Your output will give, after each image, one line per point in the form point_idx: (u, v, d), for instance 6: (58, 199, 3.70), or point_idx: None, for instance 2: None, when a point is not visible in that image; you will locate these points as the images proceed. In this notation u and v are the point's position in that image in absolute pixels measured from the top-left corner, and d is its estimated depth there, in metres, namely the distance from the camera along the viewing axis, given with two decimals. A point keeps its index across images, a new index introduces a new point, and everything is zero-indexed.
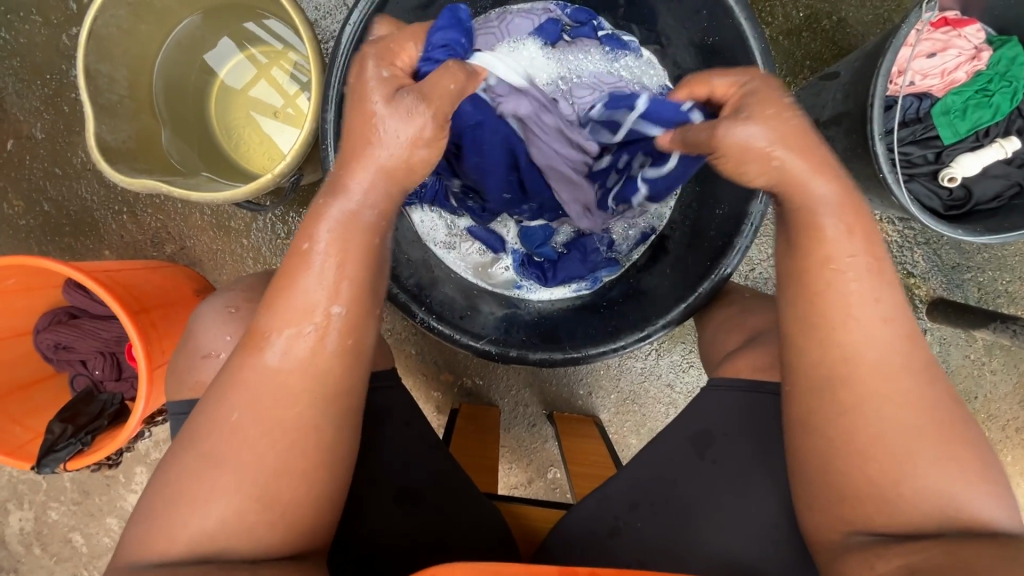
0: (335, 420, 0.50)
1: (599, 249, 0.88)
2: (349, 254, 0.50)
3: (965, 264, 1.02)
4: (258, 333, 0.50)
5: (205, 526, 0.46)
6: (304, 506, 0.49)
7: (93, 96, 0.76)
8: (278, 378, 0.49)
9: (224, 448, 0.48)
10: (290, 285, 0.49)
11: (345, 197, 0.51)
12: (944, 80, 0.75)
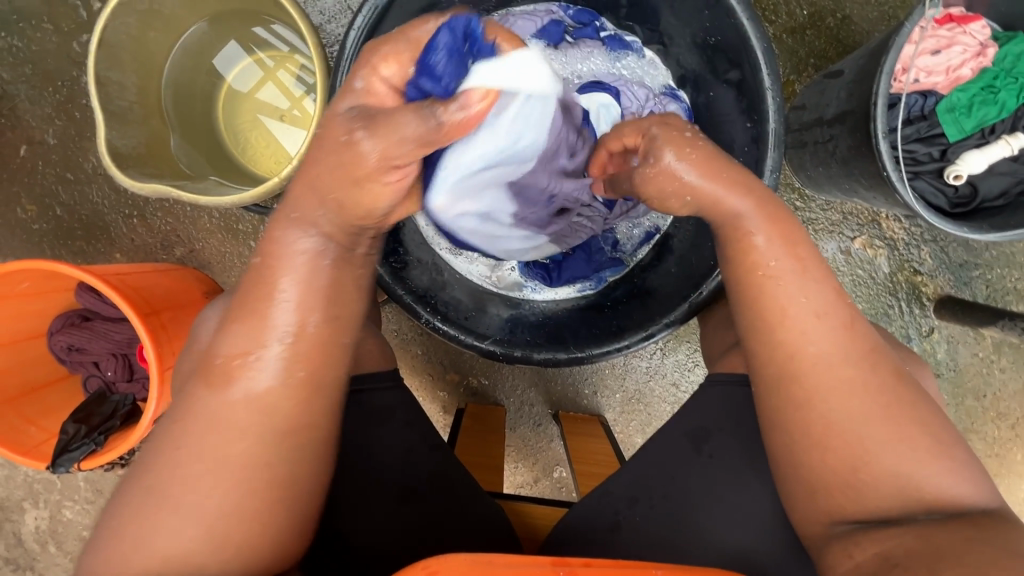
0: (303, 441, 0.51)
1: (603, 249, 0.90)
2: (312, 288, 0.51)
3: (973, 261, 1.02)
4: (213, 358, 0.51)
5: (158, 548, 0.48)
6: (255, 533, 0.50)
7: (104, 103, 0.78)
8: (228, 407, 0.50)
9: (174, 472, 0.49)
10: (252, 312, 0.51)
11: (308, 229, 0.51)
12: (949, 77, 0.74)
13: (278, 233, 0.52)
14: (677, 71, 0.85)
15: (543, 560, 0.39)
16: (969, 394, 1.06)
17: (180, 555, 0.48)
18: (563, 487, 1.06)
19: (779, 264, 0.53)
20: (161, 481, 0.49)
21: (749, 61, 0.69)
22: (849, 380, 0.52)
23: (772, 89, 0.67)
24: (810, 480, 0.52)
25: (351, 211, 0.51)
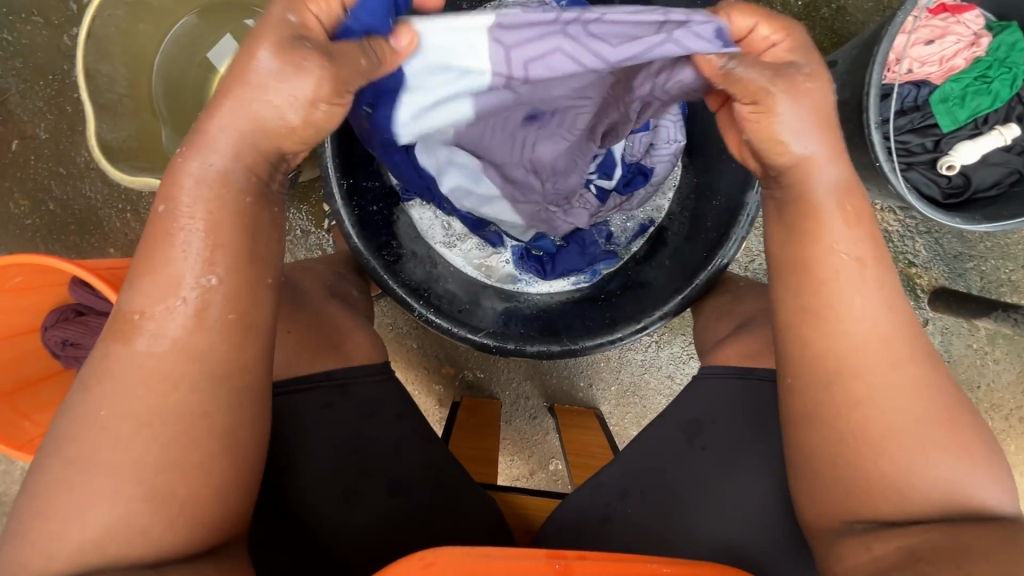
0: (228, 404, 0.46)
1: (597, 242, 0.89)
2: (219, 222, 0.45)
3: (968, 253, 1.02)
4: (122, 317, 0.45)
5: (87, 535, 0.42)
6: (208, 505, 0.45)
7: (93, 96, 0.77)
8: (145, 362, 0.44)
9: (95, 445, 0.43)
10: (151, 257, 0.44)
11: (207, 153, 0.44)
12: (943, 67, 0.74)
13: (177, 167, 0.45)
14: None
15: (538, 552, 0.40)
16: (962, 385, 1.06)
17: (98, 542, 0.42)
18: (559, 479, 1.07)
19: (854, 250, 0.49)
20: (77, 465, 0.43)
21: None
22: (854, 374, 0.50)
23: None
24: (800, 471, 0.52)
25: (267, 139, 0.45)
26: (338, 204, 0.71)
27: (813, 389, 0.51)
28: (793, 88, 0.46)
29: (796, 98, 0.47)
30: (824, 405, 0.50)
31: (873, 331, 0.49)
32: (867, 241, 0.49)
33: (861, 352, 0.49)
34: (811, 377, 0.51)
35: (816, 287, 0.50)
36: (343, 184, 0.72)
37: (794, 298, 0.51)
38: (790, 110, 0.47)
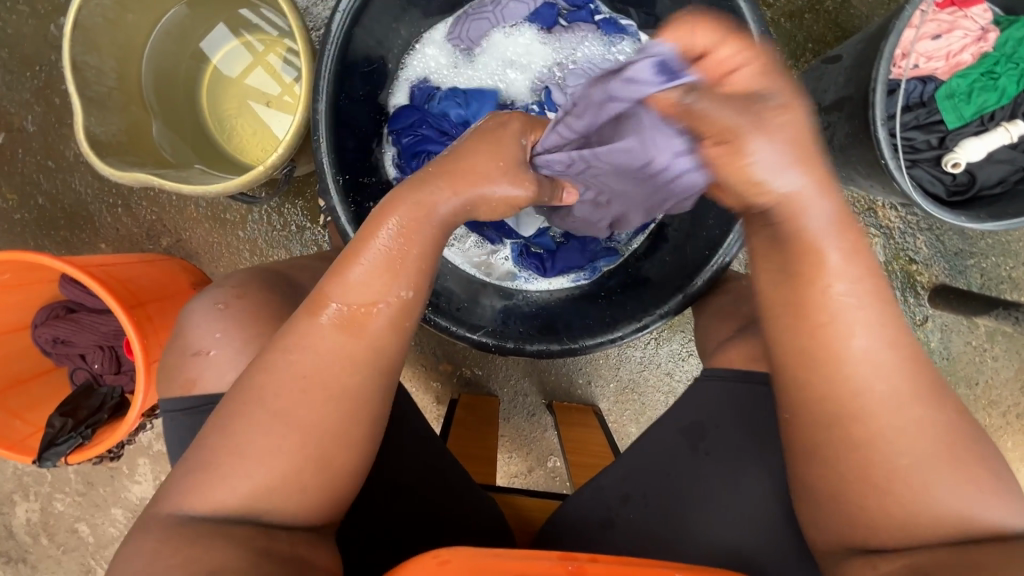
0: (376, 411, 0.51)
1: (597, 238, 0.88)
2: (423, 246, 0.51)
3: (968, 250, 1.01)
4: (326, 300, 0.50)
5: (255, 480, 0.48)
6: (347, 478, 0.51)
7: (81, 89, 0.75)
8: (346, 346, 0.49)
9: (285, 404, 0.48)
10: (359, 259, 0.50)
11: (436, 188, 0.51)
12: (949, 62, 0.73)
13: (407, 189, 0.52)
14: None
15: (550, 554, 0.39)
16: (961, 382, 1.06)
17: (236, 505, 0.47)
18: (557, 476, 1.07)
19: (852, 290, 0.48)
20: (264, 417, 0.48)
21: None
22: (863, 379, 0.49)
23: None
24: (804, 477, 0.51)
25: (475, 192, 0.53)
26: (334, 199, 0.68)
27: (818, 394, 0.50)
28: (765, 118, 0.43)
29: (767, 133, 0.44)
30: (827, 408, 0.50)
31: (881, 336, 0.49)
32: (862, 279, 0.48)
33: (869, 358, 0.48)
34: (817, 383, 0.50)
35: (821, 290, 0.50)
36: (338, 179, 0.69)
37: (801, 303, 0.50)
38: (766, 149, 0.44)
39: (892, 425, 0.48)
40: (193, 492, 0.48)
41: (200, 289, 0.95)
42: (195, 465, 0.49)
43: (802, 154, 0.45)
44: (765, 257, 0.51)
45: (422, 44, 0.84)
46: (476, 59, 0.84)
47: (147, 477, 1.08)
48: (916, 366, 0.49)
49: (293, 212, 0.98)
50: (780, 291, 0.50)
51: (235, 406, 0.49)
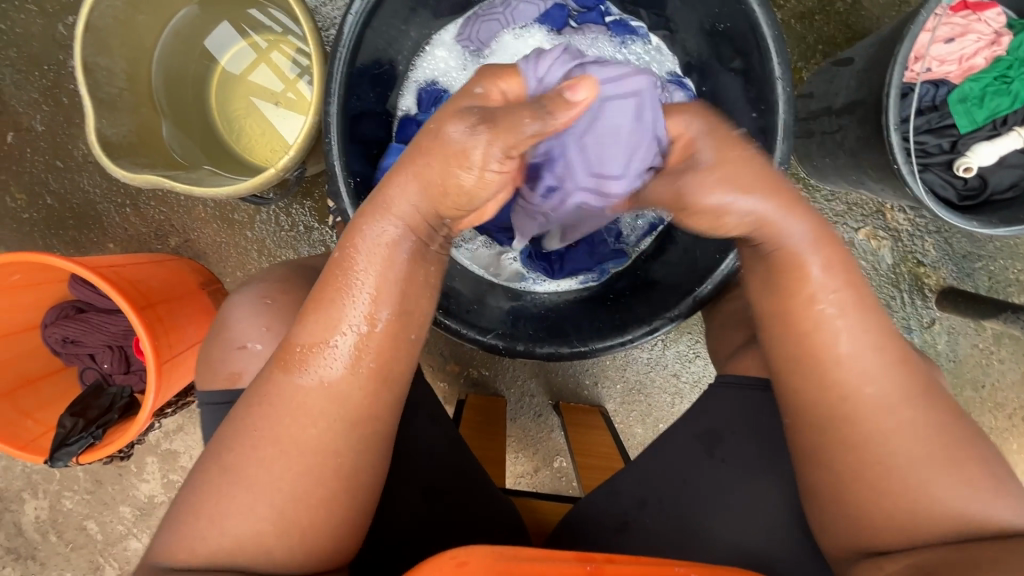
0: (357, 442, 0.51)
1: (606, 241, 0.89)
2: (383, 284, 0.50)
3: (976, 253, 1.01)
4: (292, 350, 0.51)
5: (230, 535, 0.48)
6: (322, 522, 0.50)
7: (93, 90, 0.75)
8: (302, 397, 0.50)
9: (246, 463, 0.50)
10: (325, 300, 0.50)
11: (387, 219, 0.50)
12: (962, 66, 0.73)
13: (361, 224, 0.51)
14: (683, 58, 0.83)
15: (567, 554, 0.39)
16: (967, 384, 1.06)
17: (228, 553, 0.48)
18: (563, 476, 1.07)
19: (834, 300, 0.50)
20: (230, 472, 0.50)
21: (758, 50, 0.67)
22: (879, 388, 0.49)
23: (782, 80, 0.65)
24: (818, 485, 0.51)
25: (435, 202, 0.50)
26: (344, 202, 0.68)
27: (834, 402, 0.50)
28: (702, 172, 0.49)
29: (715, 171, 0.49)
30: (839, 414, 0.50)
31: None
32: (841, 290, 0.50)
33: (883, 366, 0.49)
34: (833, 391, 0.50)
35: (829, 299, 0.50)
36: (349, 182, 0.68)
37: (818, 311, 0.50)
38: (749, 201, 0.49)
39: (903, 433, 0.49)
40: (181, 541, 0.49)
41: (208, 289, 0.95)
42: (186, 513, 0.50)
43: (764, 183, 0.49)
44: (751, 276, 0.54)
45: (431, 46, 0.84)
46: (485, 59, 0.84)
47: (155, 475, 1.09)
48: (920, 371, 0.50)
49: (302, 212, 0.98)
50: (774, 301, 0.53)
51: (218, 458, 0.51)
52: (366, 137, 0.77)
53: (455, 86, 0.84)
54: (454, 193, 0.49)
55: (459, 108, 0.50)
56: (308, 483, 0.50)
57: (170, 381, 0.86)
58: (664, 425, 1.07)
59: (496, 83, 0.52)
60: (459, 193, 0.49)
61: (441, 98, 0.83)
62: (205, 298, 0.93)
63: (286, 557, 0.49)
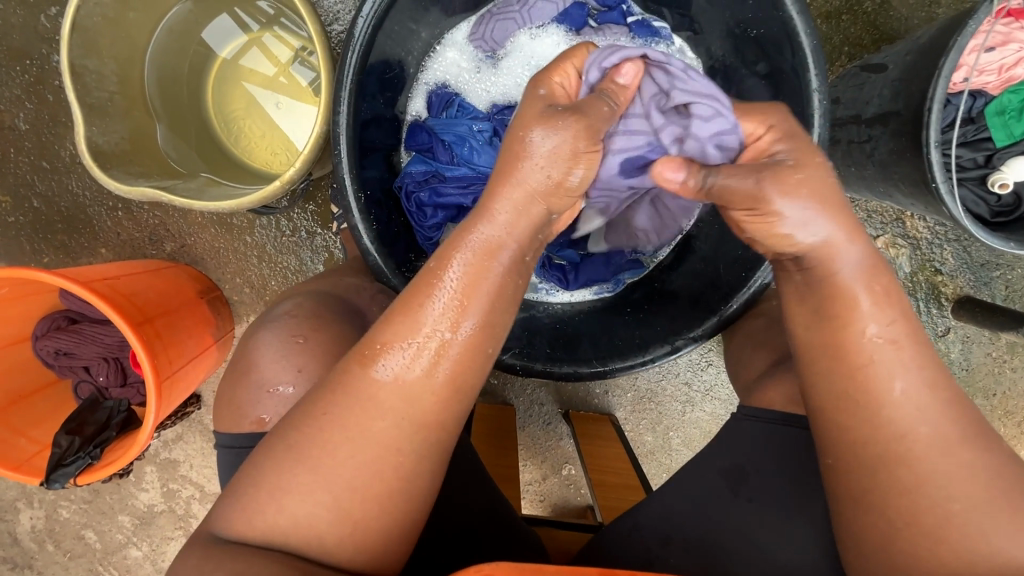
0: (423, 447, 0.46)
1: (623, 251, 0.84)
2: (479, 290, 0.45)
3: (994, 261, 0.98)
4: (374, 348, 0.45)
5: (289, 516, 0.44)
6: (381, 528, 0.45)
7: (82, 95, 0.71)
8: (381, 399, 0.45)
9: (319, 449, 0.44)
10: (413, 299, 0.46)
11: (489, 222, 0.46)
12: (1002, 77, 0.71)
13: (465, 226, 0.47)
14: (706, 61, 0.79)
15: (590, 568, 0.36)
16: (978, 393, 1.01)
17: (285, 535, 0.44)
18: (572, 484, 1.04)
19: (886, 332, 0.48)
20: (296, 451, 0.44)
21: (793, 58, 0.63)
22: (925, 430, 0.47)
23: (818, 91, 0.62)
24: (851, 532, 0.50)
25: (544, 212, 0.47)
26: (354, 217, 0.63)
27: (870, 449, 0.48)
28: (783, 179, 0.47)
29: (788, 190, 0.47)
30: (878, 456, 0.48)
31: (930, 387, 0.47)
32: (898, 321, 0.48)
33: (920, 413, 0.47)
34: (869, 437, 0.48)
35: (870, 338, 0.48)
36: (360, 197, 0.64)
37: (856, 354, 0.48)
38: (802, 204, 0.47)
39: (947, 478, 0.46)
40: (242, 514, 0.44)
41: (207, 298, 0.91)
42: (242, 487, 0.45)
43: (828, 208, 0.47)
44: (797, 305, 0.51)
45: (443, 45, 0.80)
46: (500, 61, 0.80)
47: (154, 484, 1.05)
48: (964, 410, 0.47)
49: (304, 217, 0.94)
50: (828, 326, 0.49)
51: (285, 432, 0.45)
52: (376, 143, 0.73)
53: (467, 90, 0.81)
54: (554, 198, 0.48)
55: (535, 111, 0.48)
56: (371, 477, 0.44)
57: (172, 397, 0.83)
58: (674, 433, 1.05)
59: (553, 80, 0.51)
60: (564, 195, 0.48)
61: (452, 102, 0.79)
62: (205, 307, 0.90)
63: (338, 550, 0.44)
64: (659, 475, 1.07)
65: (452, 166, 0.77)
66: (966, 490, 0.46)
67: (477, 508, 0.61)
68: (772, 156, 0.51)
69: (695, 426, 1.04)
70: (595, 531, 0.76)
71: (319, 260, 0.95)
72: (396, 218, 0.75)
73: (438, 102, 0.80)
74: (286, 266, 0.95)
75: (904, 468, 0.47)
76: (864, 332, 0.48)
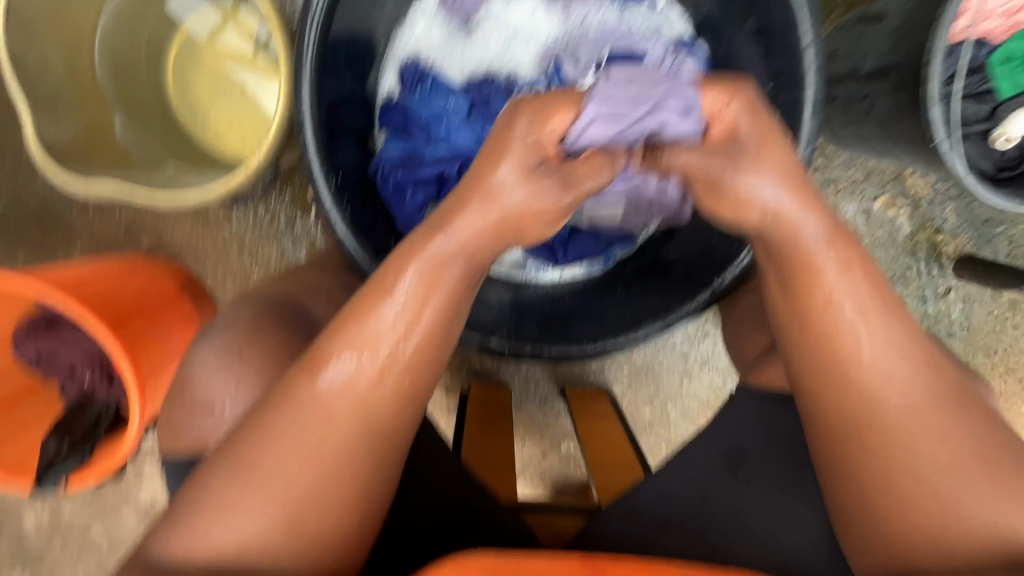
0: (374, 451, 0.44)
1: (612, 224, 0.81)
2: (431, 301, 0.45)
3: (997, 217, 0.94)
4: (322, 357, 0.44)
5: (235, 536, 0.42)
6: (337, 540, 0.43)
7: (28, 88, 0.68)
8: (330, 407, 0.43)
9: (271, 467, 0.43)
10: (364, 310, 0.44)
11: (445, 236, 0.45)
12: (1007, 22, 0.68)
13: (418, 237, 0.45)
14: (693, 20, 0.75)
15: (570, 558, 0.35)
16: (980, 352, 0.98)
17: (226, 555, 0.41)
18: (572, 461, 1.04)
19: (861, 297, 0.45)
20: (245, 467, 0.43)
21: (783, 11, 0.59)
22: (919, 403, 0.45)
23: (812, 46, 0.58)
24: (842, 511, 0.48)
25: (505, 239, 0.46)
26: (326, 205, 0.60)
27: (863, 428, 0.46)
28: (744, 164, 0.45)
29: (749, 176, 0.45)
30: (866, 432, 0.46)
31: (915, 357, 0.45)
32: (864, 298, 0.45)
33: (908, 391, 0.45)
34: (859, 417, 0.46)
35: (863, 319, 0.45)
36: (331, 182, 0.60)
37: (837, 330, 0.46)
38: (773, 190, 0.45)
39: (943, 443, 0.44)
40: (184, 533, 0.42)
41: (189, 294, 0.88)
42: (189, 509, 0.43)
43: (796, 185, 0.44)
44: (768, 285, 0.50)
45: (411, 15, 0.75)
46: (475, 29, 0.75)
47: (154, 480, 1.05)
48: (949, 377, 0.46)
49: (281, 205, 0.90)
50: (798, 313, 0.47)
51: (235, 441, 0.44)
52: (346, 125, 0.69)
53: (440, 61, 0.76)
54: (530, 224, 0.46)
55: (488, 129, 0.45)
56: (322, 484, 0.43)
57: (155, 398, 0.81)
58: (672, 405, 1.04)
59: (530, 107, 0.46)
60: (535, 218, 0.45)
61: (426, 76, 0.74)
62: (186, 304, 0.87)
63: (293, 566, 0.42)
64: (659, 448, 1.06)
65: (431, 145, 0.73)
66: (963, 454, 0.44)
67: (462, 499, 0.60)
68: (737, 134, 0.46)
69: (693, 397, 1.03)
70: (591, 513, 0.76)
71: (301, 248, 0.91)
72: (373, 203, 0.71)
73: (413, 73, 0.75)
74: (268, 255, 0.91)
75: (900, 448, 0.45)
76: (851, 295, 0.46)
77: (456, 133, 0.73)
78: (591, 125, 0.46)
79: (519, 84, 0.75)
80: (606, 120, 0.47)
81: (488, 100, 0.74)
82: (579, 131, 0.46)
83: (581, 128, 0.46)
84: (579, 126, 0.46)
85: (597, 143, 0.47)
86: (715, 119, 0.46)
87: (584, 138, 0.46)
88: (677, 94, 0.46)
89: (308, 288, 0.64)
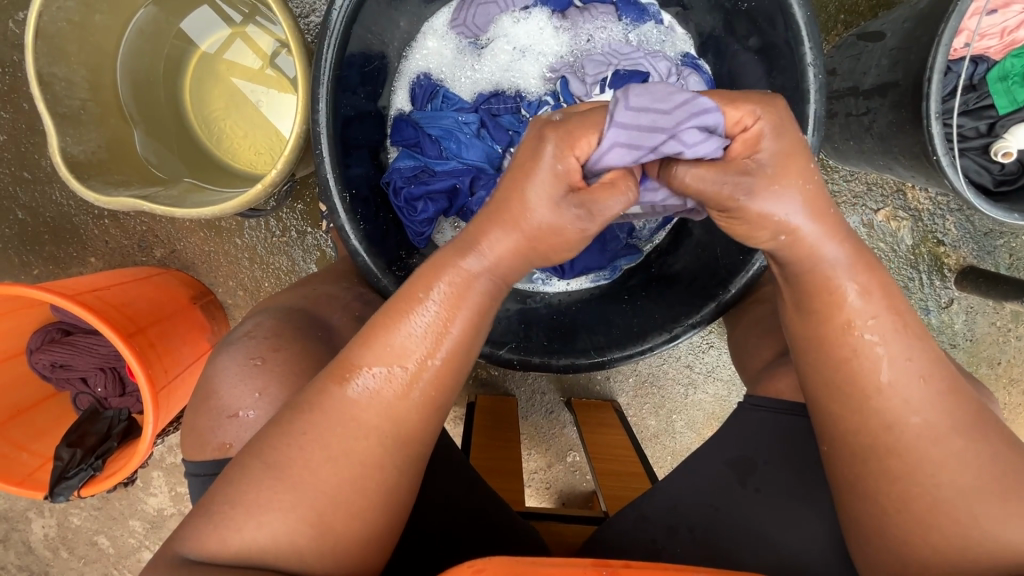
0: (394, 458, 0.46)
1: (619, 238, 0.81)
2: (459, 318, 0.46)
3: (998, 229, 0.95)
4: (351, 367, 0.45)
5: (251, 533, 0.43)
6: (357, 543, 0.45)
7: (53, 105, 0.70)
8: (360, 416, 0.45)
9: (297, 469, 0.44)
10: (393, 323, 0.45)
11: (472, 255, 0.46)
12: (1004, 41, 0.71)
13: (446, 256, 0.47)
14: (697, 38, 0.77)
15: (584, 561, 0.36)
16: (983, 363, 0.99)
17: (251, 549, 0.43)
18: (578, 471, 1.04)
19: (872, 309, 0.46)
20: (269, 468, 0.44)
21: (786, 32, 0.61)
22: (927, 416, 0.46)
23: (814, 65, 0.59)
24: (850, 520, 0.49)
25: (528, 259, 0.48)
26: (340, 217, 0.61)
27: (866, 438, 0.47)
28: (763, 184, 0.44)
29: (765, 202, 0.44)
30: (874, 444, 0.47)
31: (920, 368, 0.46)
32: (873, 313, 0.46)
33: (916, 403, 0.46)
34: (864, 428, 0.47)
35: (865, 329, 0.46)
36: (345, 196, 0.62)
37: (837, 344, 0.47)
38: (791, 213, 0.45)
39: (949, 447, 0.45)
40: (209, 531, 0.43)
41: (201, 303, 0.90)
42: (210, 510, 0.44)
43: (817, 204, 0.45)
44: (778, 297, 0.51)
45: (422, 35, 0.77)
46: (484, 49, 0.78)
47: (162, 489, 1.06)
48: (962, 391, 0.46)
49: (293, 217, 0.92)
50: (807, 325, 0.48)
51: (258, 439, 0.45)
52: (360, 140, 0.71)
53: (451, 80, 0.78)
54: (546, 241, 0.46)
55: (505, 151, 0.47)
56: (343, 476, 0.44)
57: (170, 407, 0.83)
58: (677, 416, 1.04)
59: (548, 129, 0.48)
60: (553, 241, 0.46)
61: (437, 93, 0.77)
62: (198, 312, 0.89)
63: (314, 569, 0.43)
64: (665, 459, 1.06)
65: (442, 160, 0.75)
66: (971, 460, 0.45)
67: (472, 508, 0.61)
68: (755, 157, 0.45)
69: (698, 408, 1.04)
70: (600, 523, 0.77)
71: (312, 259, 0.93)
72: (385, 215, 0.72)
73: (426, 92, 0.77)
74: (279, 266, 0.93)
75: (903, 456, 0.46)
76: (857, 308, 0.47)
77: (466, 148, 0.75)
78: (614, 145, 0.46)
79: (527, 100, 0.77)
80: (626, 144, 0.46)
81: (497, 117, 0.76)
82: (602, 152, 0.45)
83: (603, 152, 0.46)
84: (601, 147, 0.45)
85: (616, 165, 0.46)
86: (738, 130, 0.46)
87: (605, 160, 0.46)
88: (694, 120, 0.46)
89: (322, 299, 0.65)
